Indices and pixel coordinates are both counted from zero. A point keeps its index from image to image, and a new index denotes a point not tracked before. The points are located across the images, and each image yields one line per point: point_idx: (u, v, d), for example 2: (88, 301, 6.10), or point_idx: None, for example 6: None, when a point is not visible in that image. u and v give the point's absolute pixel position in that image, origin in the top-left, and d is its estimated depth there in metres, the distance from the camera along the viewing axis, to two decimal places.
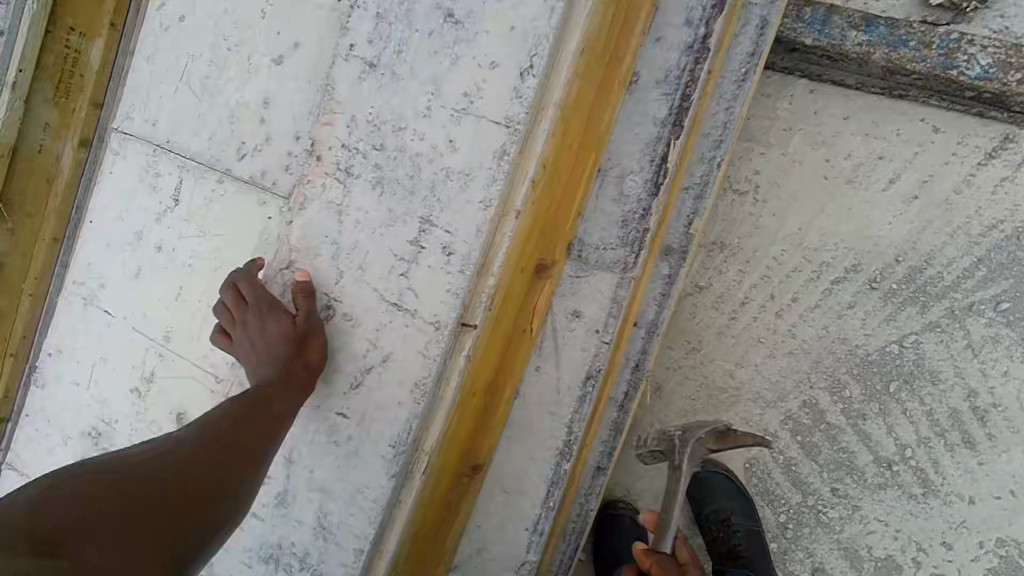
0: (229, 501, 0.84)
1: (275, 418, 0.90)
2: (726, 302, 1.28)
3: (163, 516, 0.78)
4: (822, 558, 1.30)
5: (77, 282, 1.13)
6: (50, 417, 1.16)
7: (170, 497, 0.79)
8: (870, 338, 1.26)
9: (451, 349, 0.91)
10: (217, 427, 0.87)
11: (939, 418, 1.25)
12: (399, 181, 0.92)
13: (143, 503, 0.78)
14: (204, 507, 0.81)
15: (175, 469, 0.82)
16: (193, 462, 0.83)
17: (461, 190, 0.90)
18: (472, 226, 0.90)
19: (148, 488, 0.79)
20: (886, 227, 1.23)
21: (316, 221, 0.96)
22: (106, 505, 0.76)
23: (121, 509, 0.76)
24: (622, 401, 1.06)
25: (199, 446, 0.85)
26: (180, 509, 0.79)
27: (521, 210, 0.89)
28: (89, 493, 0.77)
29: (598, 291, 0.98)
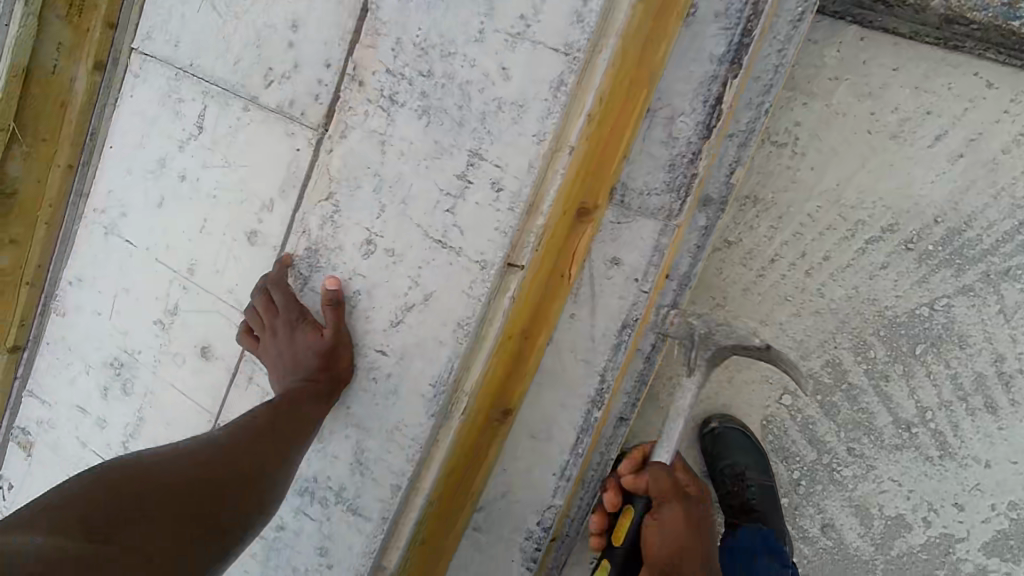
0: (269, 492, 0.83)
1: (304, 421, 0.89)
2: (755, 259, 1.20)
3: (211, 503, 0.75)
4: (833, 515, 1.28)
5: (98, 210, 1.12)
6: (71, 346, 1.16)
7: (217, 484, 0.77)
8: (901, 300, 1.19)
9: (497, 289, 0.89)
10: (254, 420, 0.86)
11: (963, 381, 1.20)
12: (446, 111, 0.89)
13: (193, 490, 0.75)
14: (248, 495, 0.79)
15: (217, 456, 0.80)
16: (235, 450, 0.82)
17: (513, 122, 0.86)
18: (525, 159, 0.86)
19: (194, 474, 0.77)
20: (929, 185, 1.15)
21: (357, 151, 0.93)
22: (154, 491, 0.73)
23: (172, 496, 0.73)
24: (648, 353, 1.02)
25: (237, 435, 0.84)
26: (227, 496, 0.77)
27: (576, 146, 0.86)
28: (130, 479, 0.73)
29: (641, 237, 0.95)
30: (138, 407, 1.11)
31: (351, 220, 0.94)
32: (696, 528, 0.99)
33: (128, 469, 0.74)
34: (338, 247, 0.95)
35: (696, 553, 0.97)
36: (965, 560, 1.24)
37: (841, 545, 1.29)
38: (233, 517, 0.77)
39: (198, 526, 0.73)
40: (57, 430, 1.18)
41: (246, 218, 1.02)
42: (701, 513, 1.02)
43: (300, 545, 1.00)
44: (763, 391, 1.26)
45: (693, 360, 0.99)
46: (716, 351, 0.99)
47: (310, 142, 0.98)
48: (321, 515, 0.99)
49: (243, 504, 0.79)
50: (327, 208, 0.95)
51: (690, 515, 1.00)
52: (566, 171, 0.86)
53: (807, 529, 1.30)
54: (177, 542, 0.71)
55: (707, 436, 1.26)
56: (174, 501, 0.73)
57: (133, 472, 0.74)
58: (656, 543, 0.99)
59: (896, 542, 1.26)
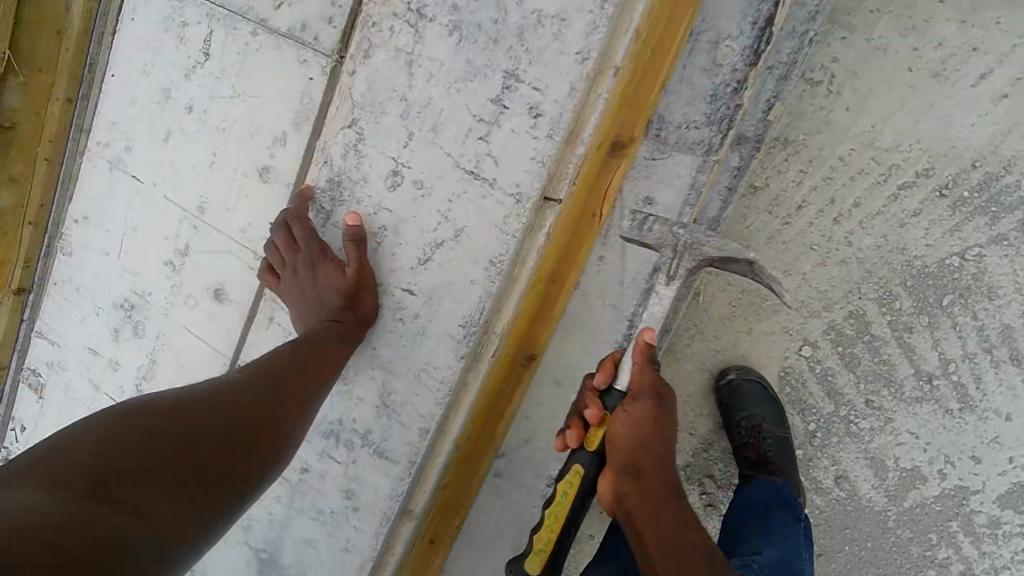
0: (281, 447, 0.80)
1: (325, 365, 0.86)
2: (781, 205, 1.10)
3: (223, 457, 0.72)
4: (847, 466, 1.17)
5: (100, 145, 1.07)
6: (79, 287, 1.13)
7: (228, 436, 0.73)
8: (931, 249, 1.08)
9: (531, 227, 0.86)
10: (267, 370, 0.83)
11: (990, 333, 1.08)
12: (480, 27, 0.84)
13: (204, 441, 0.71)
14: (260, 449, 0.76)
15: (230, 405, 0.76)
16: (246, 400, 0.78)
17: (555, 38, 0.81)
18: (567, 83, 0.81)
19: (204, 424, 0.73)
20: (968, 128, 1.04)
21: (382, 70, 0.88)
22: (161, 442, 0.68)
23: (180, 447, 0.69)
24: (673, 300, 1.00)
25: (249, 385, 0.80)
26: (238, 450, 0.74)
27: (621, 66, 0.80)
28: (136, 424, 0.69)
29: (677, 173, 0.92)
30: (151, 349, 1.08)
31: (375, 148, 0.90)
32: (669, 434, 0.83)
33: (134, 416, 0.70)
34: (362, 179, 0.91)
35: (662, 464, 0.82)
36: (979, 512, 1.13)
37: (854, 497, 1.17)
38: (245, 471, 0.74)
39: (209, 480, 0.69)
40: (68, 372, 1.16)
41: (257, 154, 0.97)
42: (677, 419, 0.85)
43: (326, 489, 1.00)
44: (782, 343, 1.15)
45: (672, 271, 0.82)
46: (697, 267, 0.82)
47: (324, 71, 0.93)
48: (346, 458, 0.98)
49: (255, 458, 0.75)
50: (350, 136, 0.91)
51: (667, 421, 0.83)
52: (608, 98, 0.81)
53: (821, 480, 1.18)
54: (186, 495, 0.67)
55: (722, 387, 1.15)
56: (183, 453, 0.69)
57: (139, 420, 0.69)
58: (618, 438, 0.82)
59: (910, 494, 1.15)
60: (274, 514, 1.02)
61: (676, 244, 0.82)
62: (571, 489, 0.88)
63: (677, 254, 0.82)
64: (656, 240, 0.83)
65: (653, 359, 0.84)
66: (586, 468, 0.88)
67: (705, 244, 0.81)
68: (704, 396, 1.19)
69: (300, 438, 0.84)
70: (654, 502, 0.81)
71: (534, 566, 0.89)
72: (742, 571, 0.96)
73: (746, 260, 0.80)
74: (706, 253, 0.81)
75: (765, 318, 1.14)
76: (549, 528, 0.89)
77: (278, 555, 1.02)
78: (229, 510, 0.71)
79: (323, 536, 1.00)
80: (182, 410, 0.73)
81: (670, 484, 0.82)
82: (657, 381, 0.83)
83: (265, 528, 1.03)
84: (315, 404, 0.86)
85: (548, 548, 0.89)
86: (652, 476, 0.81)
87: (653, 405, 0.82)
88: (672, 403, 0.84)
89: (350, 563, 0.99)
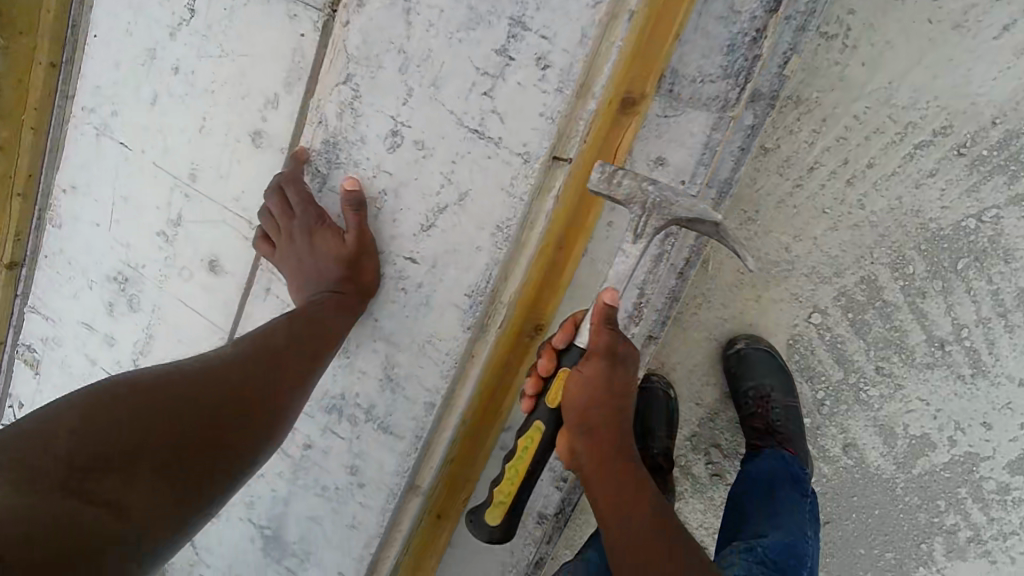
0: (273, 427, 0.77)
1: (323, 338, 0.84)
2: (793, 166, 1.05)
3: (209, 440, 0.69)
4: (856, 434, 1.14)
5: (86, 110, 1.03)
6: (71, 260, 1.09)
7: (217, 418, 0.71)
8: (947, 211, 1.04)
9: (539, 189, 0.83)
10: (261, 344, 0.80)
11: (1005, 297, 1.05)
12: None
13: (191, 424, 0.69)
14: (250, 431, 0.74)
15: (220, 383, 0.73)
16: (238, 377, 0.75)
17: None
18: (576, 32, 0.77)
19: (193, 403, 0.70)
20: (989, 83, 0.99)
21: (377, 20, 0.83)
22: (146, 424, 0.66)
23: (164, 430, 0.66)
24: (682, 268, 0.94)
25: (242, 361, 0.77)
26: (228, 432, 0.71)
27: (636, 10, 0.76)
28: (119, 402, 0.66)
29: (691, 131, 0.87)
30: (147, 323, 1.06)
31: (372, 106, 0.86)
32: (623, 397, 0.79)
33: (118, 394, 0.67)
34: (359, 140, 0.87)
35: (615, 429, 0.80)
36: (988, 479, 1.11)
37: (862, 465, 1.15)
38: (234, 454, 0.72)
39: (194, 465, 0.67)
40: (64, 347, 1.13)
41: (248, 117, 0.93)
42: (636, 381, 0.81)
43: (329, 465, 0.98)
44: (791, 310, 1.11)
45: (638, 230, 0.77)
46: (663, 226, 0.76)
47: (315, 26, 0.88)
48: (350, 433, 0.96)
49: (245, 440, 0.73)
50: (345, 94, 0.86)
51: (622, 384, 0.79)
52: (620, 49, 0.77)
53: (828, 448, 1.16)
54: (168, 483, 0.65)
55: (730, 356, 1.12)
56: (166, 437, 0.66)
57: (124, 399, 0.67)
58: (575, 394, 0.79)
59: (918, 462, 1.12)
60: (277, 491, 1.01)
61: (645, 201, 0.76)
62: (532, 445, 0.86)
63: (644, 212, 0.76)
64: (624, 196, 0.76)
65: (611, 321, 0.77)
66: (545, 425, 0.85)
67: (674, 203, 0.75)
68: (712, 365, 1.16)
69: (295, 415, 0.81)
70: (606, 468, 0.80)
71: (493, 517, 0.88)
72: (747, 555, 0.95)
73: (712, 222, 0.75)
74: (675, 213, 0.75)
75: (774, 286, 1.10)
76: (509, 480, 0.87)
77: (282, 531, 1.01)
78: (214, 496, 0.69)
79: (328, 513, 0.99)
80: (169, 385, 0.70)
81: (623, 448, 0.81)
82: (611, 343, 0.78)
83: (268, 505, 1.02)
84: (311, 381, 0.83)
85: (508, 500, 0.87)
86: (604, 441, 0.80)
87: (604, 369, 0.78)
88: (629, 365, 0.80)
89: (356, 540, 0.97)
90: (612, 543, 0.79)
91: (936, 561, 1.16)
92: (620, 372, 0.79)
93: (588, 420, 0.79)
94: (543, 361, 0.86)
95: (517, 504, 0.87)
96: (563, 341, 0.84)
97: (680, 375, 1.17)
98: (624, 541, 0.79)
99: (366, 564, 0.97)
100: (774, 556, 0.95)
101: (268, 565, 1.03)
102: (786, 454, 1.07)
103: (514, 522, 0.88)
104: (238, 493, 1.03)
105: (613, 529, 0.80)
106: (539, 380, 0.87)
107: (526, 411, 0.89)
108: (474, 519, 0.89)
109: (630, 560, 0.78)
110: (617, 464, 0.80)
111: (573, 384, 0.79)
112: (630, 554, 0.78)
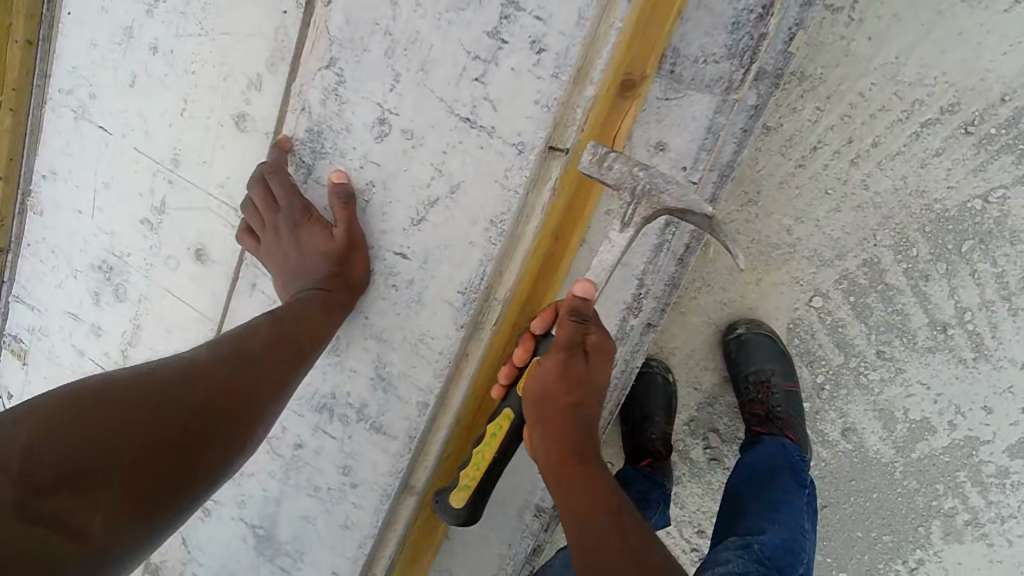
0: (252, 431, 0.75)
1: (306, 339, 0.81)
2: (796, 146, 1.02)
3: (180, 450, 0.67)
4: (855, 419, 1.12)
5: (63, 91, 0.99)
6: (53, 248, 1.06)
7: (188, 426, 0.69)
8: (952, 192, 1.01)
9: (535, 180, 0.80)
10: (239, 346, 0.77)
11: (1010, 280, 1.02)
12: None
13: (160, 434, 0.66)
14: (226, 435, 0.71)
15: (192, 389, 0.70)
16: (212, 382, 0.72)
17: None
18: (571, 12, 0.74)
19: (163, 412, 0.67)
20: (999, 58, 0.96)
21: None
22: (111, 435, 0.63)
23: (131, 441, 0.64)
24: (682, 254, 0.90)
25: (219, 364, 0.74)
26: (200, 439, 0.69)
27: None
28: (85, 408, 0.64)
29: (693, 115, 0.83)
30: (134, 314, 1.03)
31: (357, 93, 0.82)
32: (582, 392, 0.76)
33: (84, 401, 0.64)
34: (344, 128, 0.84)
35: (573, 426, 0.76)
36: (988, 462, 1.09)
37: (861, 449, 1.13)
38: (209, 462, 0.69)
39: (162, 474, 0.65)
40: (50, 338, 1.11)
41: (231, 100, 0.89)
42: (601, 378, 0.78)
43: (322, 465, 0.96)
44: (792, 294, 1.09)
45: (626, 218, 0.74)
46: (652, 215, 0.73)
47: (298, 3, 0.85)
48: (342, 433, 0.95)
49: (221, 446, 0.71)
50: (329, 78, 0.82)
51: (580, 376, 0.76)
52: (620, 31, 0.73)
53: (827, 433, 1.14)
54: (133, 496, 0.62)
55: (730, 341, 1.10)
56: (133, 449, 0.64)
57: (89, 408, 0.64)
58: (535, 380, 0.78)
59: (918, 446, 1.11)
60: (268, 491, 0.99)
61: (634, 187, 0.73)
62: (501, 432, 0.84)
63: (633, 199, 0.73)
64: (614, 180, 0.73)
65: (577, 312, 0.76)
66: (515, 413, 0.84)
67: (664, 190, 0.72)
68: (712, 351, 1.14)
69: (275, 415, 0.79)
70: (561, 465, 0.74)
71: (456, 500, 0.86)
72: (744, 552, 0.91)
73: (703, 214, 0.71)
74: (664, 202, 0.72)
75: (775, 270, 1.07)
76: (475, 465, 0.85)
77: (275, 531, 1.00)
78: (186, 505, 0.67)
79: (321, 513, 0.97)
80: (140, 389, 0.68)
81: (586, 448, 0.75)
82: (574, 334, 0.76)
83: (260, 504, 1.00)
84: (293, 382, 0.80)
85: (472, 485, 0.85)
86: (561, 438, 0.75)
87: (560, 359, 0.76)
88: (592, 358, 0.77)
89: (350, 540, 0.96)
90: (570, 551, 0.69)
91: (933, 544, 1.15)
92: (577, 364, 0.77)
93: (546, 415, 0.77)
94: (520, 348, 0.85)
95: (483, 489, 0.85)
96: (540, 328, 0.83)
97: (679, 360, 1.15)
98: (581, 547, 0.68)
99: (361, 565, 0.97)
100: (769, 553, 0.92)
101: (261, 564, 1.02)
102: (785, 440, 1.05)
103: (479, 507, 0.86)
104: (230, 491, 1.01)
105: (571, 536, 0.70)
106: (514, 369, 0.85)
107: (499, 399, 0.88)
108: (439, 500, 0.88)
109: (586, 567, 0.66)
110: (576, 462, 0.73)
111: (534, 374, 0.79)
112: (586, 559, 0.67)
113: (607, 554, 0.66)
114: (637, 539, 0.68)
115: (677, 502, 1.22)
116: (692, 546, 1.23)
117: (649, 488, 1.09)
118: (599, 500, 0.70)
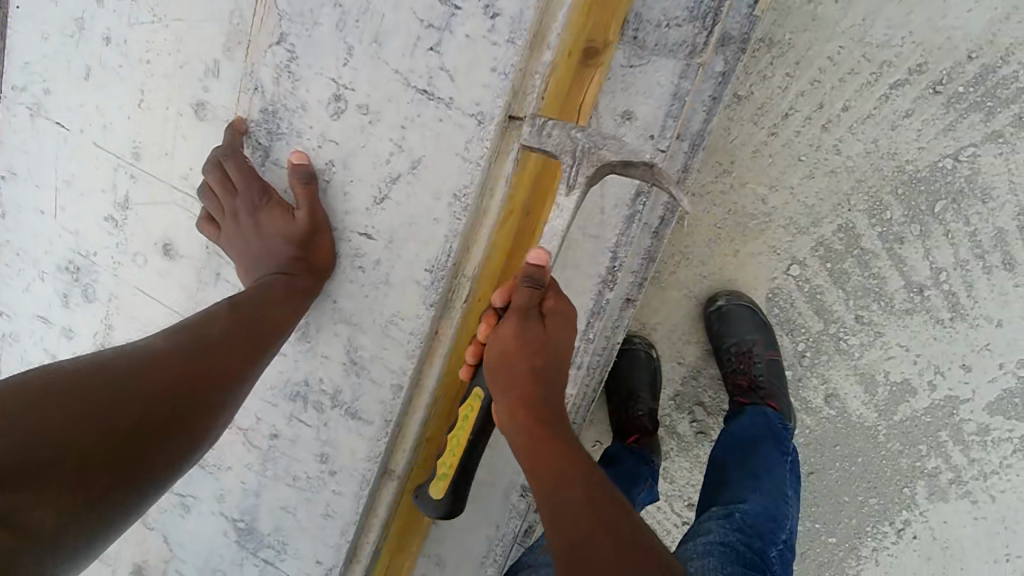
0: (217, 416, 0.74)
1: (269, 326, 0.80)
2: (767, 114, 1.02)
3: (138, 439, 0.66)
4: (837, 384, 1.13)
5: (15, 88, 0.95)
6: (19, 251, 1.04)
7: (149, 414, 0.67)
8: (923, 152, 1.01)
9: (496, 152, 0.79)
10: (199, 332, 0.75)
11: (983, 239, 1.03)
12: None
13: (117, 423, 0.65)
14: (190, 424, 0.71)
15: (148, 379, 0.69)
16: (171, 370, 0.71)
17: None
18: None
19: (120, 402, 0.66)
20: (964, 15, 0.96)
21: None
22: (64, 428, 0.62)
23: (84, 433, 0.63)
24: (657, 227, 0.90)
25: (177, 351, 0.73)
26: (162, 430, 0.68)
27: None
28: (33, 404, 0.62)
29: (658, 81, 0.82)
30: (104, 313, 1.01)
31: (310, 69, 0.81)
32: (549, 361, 0.75)
33: (30, 395, 0.63)
34: (299, 107, 0.83)
35: (541, 404, 0.75)
36: (968, 421, 1.10)
37: (844, 415, 1.14)
38: (174, 450, 0.69)
39: (117, 466, 0.64)
40: (22, 343, 1.08)
41: (188, 89, 0.87)
42: (565, 342, 0.76)
43: (299, 455, 0.96)
44: (769, 264, 1.08)
45: (570, 178, 0.70)
46: (595, 173, 0.70)
47: None
48: (317, 421, 0.94)
49: (188, 434, 0.70)
50: (281, 55, 0.81)
51: (538, 343, 0.74)
52: None
53: (810, 400, 1.14)
54: (85, 491, 0.61)
55: (711, 314, 1.10)
56: (87, 442, 0.63)
57: (36, 401, 0.62)
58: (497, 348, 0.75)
59: (900, 408, 1.12)
60: (247, 483, 0.98)
61: (575, 149, 0.71)
62: (473, 414, 0.83)
63: (574, 161, 0.70)
64: (554, 147, 0.72)
65: (533, 279, 0.73)
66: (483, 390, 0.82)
67: (602, 147, 0.70)
68: (692, 324, 1.14)
69: (240, 402, 0.78)
70: (533, 445, 0.73)
71: (436, 491, 0.85)
72: (727, 521, 0.92)
73: (644, 163, 0.69)
74: (605, 158, 0.70)
75: (753, 240, 1.07)
76: (451, 451, 0.84)
77: (256, 523, 0.99)
78: (145, 496, 0.67)
79: (301, 503, 0.97)
80: (91, 382, 0.66)
81: (557, 424, 0.75)
82: (530, 298, 0.73)
83: (240, 498, 0.99)
84: (258, 367, 0.79)
85: (450, 472, 0.84)
86: (531, 412, 0.74)
87: (516, 322, 0.74)
88: (551, 321, 0.75)
89: (332, 528, 0.96)
90: (545, 527, 0.71)
91: (919, 505, 1.16)
92: (535, 329, 0.74)
93: (511, 389, 0.75)
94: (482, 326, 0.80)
95: (460, 479, 0.83)
96: (500, 301, 0.78)
97: (661, 335, 1.15)
98: (555, 523, 0.70)
99: (344, 553, 0.96)
100: (752, 520, 0.92)
101: (245, 558, 1.01)
102: (768, 408, 1.05)
103: (458, 497, 0.85)
104: (209, 487, 1.00)
105: (544, 511, 0.71)
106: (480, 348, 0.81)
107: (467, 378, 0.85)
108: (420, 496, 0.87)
109: (563, 545, 0.68)
110: (548, 434, 0.73)
111: (491, 340, 0.76)
112: (563, 538, 0.69)
113: (583, 526, 0.68)
114: (614, 514, 0.70)
115: (666, 477, 1.23)
116: (683, 519, 1.24)
117: (637, 464, 1.08)
118: (573, 473, 0.72)
